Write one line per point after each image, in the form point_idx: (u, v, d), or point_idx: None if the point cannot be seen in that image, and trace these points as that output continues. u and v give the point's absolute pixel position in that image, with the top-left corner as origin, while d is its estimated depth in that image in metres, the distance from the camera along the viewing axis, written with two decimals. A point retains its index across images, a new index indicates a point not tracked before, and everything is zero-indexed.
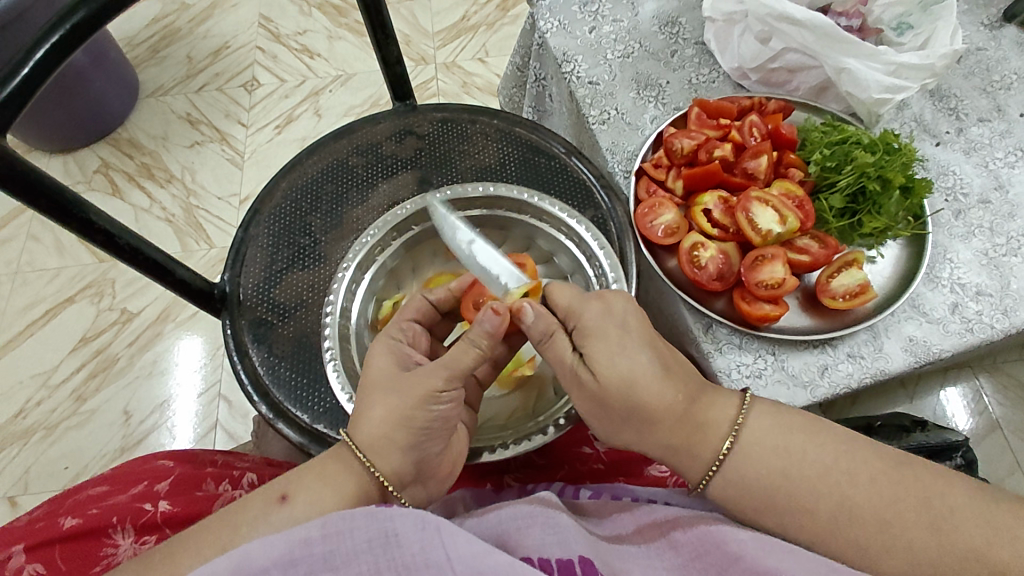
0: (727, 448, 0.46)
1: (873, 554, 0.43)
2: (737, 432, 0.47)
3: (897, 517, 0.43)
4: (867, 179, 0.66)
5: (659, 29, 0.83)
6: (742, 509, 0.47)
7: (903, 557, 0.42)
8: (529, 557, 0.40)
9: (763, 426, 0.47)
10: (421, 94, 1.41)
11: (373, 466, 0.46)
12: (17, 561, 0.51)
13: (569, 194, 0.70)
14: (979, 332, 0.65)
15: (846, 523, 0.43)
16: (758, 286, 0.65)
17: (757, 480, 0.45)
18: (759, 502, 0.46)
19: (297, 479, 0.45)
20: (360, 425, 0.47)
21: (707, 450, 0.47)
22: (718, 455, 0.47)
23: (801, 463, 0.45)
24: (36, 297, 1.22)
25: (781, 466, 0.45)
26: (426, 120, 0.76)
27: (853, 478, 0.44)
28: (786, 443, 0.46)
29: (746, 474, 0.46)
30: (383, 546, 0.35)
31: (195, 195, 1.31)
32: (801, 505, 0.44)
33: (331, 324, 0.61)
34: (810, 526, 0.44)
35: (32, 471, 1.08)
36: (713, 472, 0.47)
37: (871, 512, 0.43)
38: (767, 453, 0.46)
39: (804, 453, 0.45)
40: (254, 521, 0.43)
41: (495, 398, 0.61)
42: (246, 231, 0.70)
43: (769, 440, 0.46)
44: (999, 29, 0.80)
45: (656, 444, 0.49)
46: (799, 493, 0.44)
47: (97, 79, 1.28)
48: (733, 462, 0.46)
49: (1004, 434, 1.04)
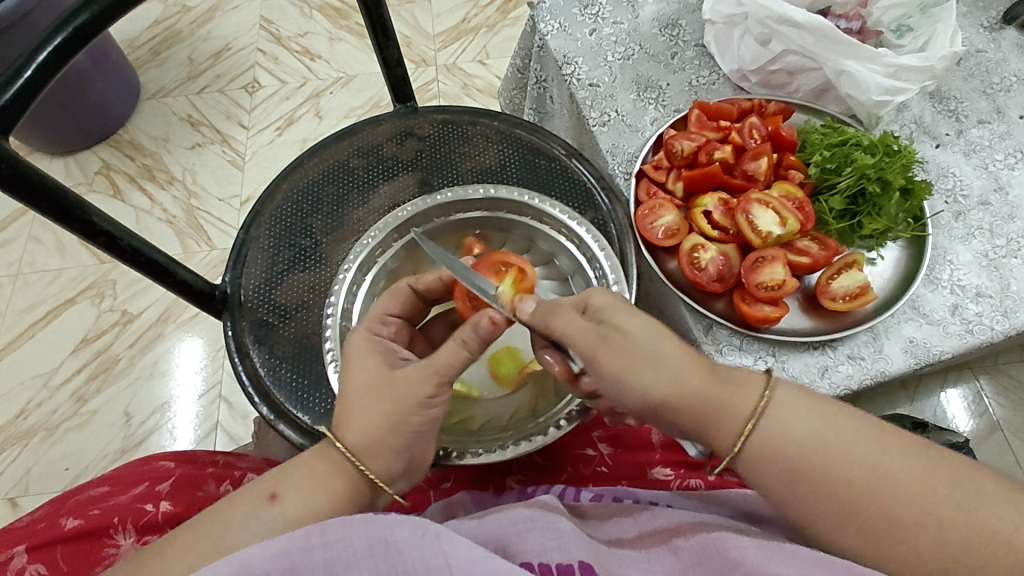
0: (759, 411, 0.44)
1: (904, 530, 0.40)
2: (768, 396, 0.44)
3: (928, 490, 0.40)
4: (867, 181, 0.66)
5: (659, 31, 0.83)
6: (764, 477, 0.43)
7: (933, 535, 0.40)
8: (528, 562, 0.40)
9: (786, 404, 0.44)
10: (421, 96, 1.41)
11: (360, 461, 0.46)
12: (18, 562, 0.51)
13: (570, 196, 0.70)
14: (979, 334, 0.65)
15: (878, 496, 0.40)
16: (757, 288, 0.66)
17: (790, 445, 0.42)
18: (789, 469, 0.42)
19: (286, 477, 0.45)
20: (349, 430, 0.47)
21: (741, 410, 0.44)
22: (750, 419, 0.44)
23: (834, 428, 0.42)
24: (38, 298, 1.22)
25: (816, 429, 0.42)
26: (426, 122, 0.76)
27: (886, 448, 0.42)
28: (815, 408, 0.43)
29: (765, 454, 0.43)
30: (383, 553, 0.35)
31: (196, 196, 1.31)
32: (835, 472, 0.41)
33: (331, 325, 0.61)
34: (843, 496, 0.41)
35: (33, 472, 1.08)
36: (745, 436, 0.44)
37: (898, 498, 0.40)
38: (800, 418, 0.43)
39: (827, 432, 0.42)
40: (244, 517, 0.43)
41: (522, 395, 0.59)
42: (247, 232, 0.70)
43: (793, 417, 0.43)
44: (998, 31, 0.80)
45: (692, 405, 0.45)
46: (822, 476, 0.42)
47: (98, 81, 1.28)
48: (766, 425, 0.43)
49: (1005, 435, 1.04)
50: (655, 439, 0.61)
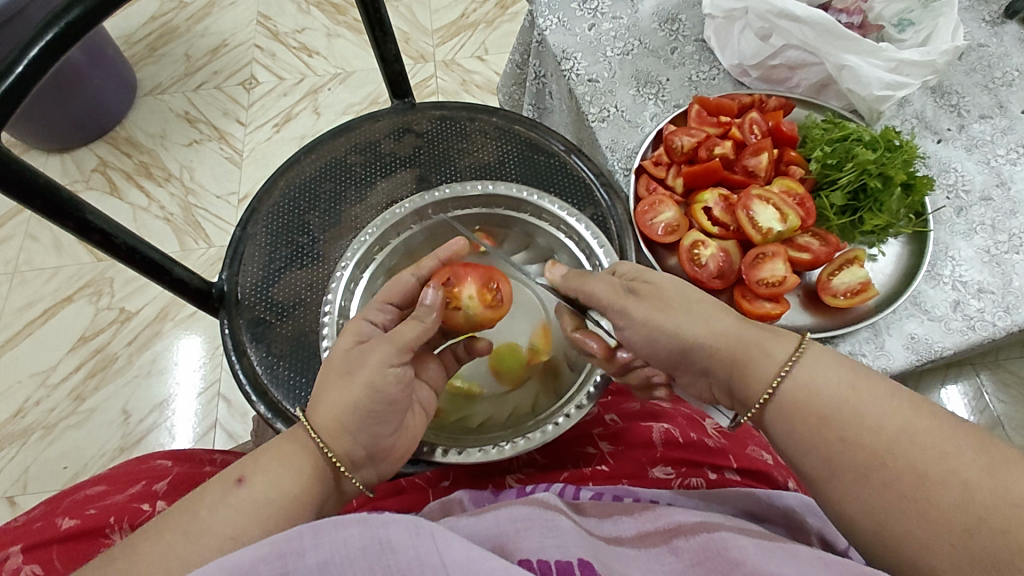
0: (788, 367, 0.45)
1: (928, 488, 0.39)
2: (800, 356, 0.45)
3: (957, 452, 0.39)
4: (869, 176, 0.66)
5: (659, 26, 0.83)
6: (788, 430, 0.44)
7: (957, 496, 0.38)
8: (526, 560, 0.40)
9: (820, 364, 0.44)
10: (420, 92, 1.40)
11: (327, 446, 0.47)
12: (14, 562, 0.51)
13: (569, 192, 0.70)
14: (981, 330, 0.64)
15: (902, 451, 0.40)
16: (758, 284, 0.65)
17: (816, 400, 0.43)
18: (813, 423, 0.43)
19: (253, 462, 0.46)
20: (318, 410, 0.48)
21: (767, 369, 0.46)
22: (776, 377, 0.45)
23: (863, 388, 0.43)
24: (35, 296, 1.22)
25: (845, 386, 0.43)
26: (424, 118, 0.75)
27: (916, 411, 0.41)
28: (849, 369, 0.44)
29: (791, 409, 0.44)
30: (377, 553, 0.35)
31: (194, 193, 1.31)
32: (858, 426, 0.42)
33: (329, 323, 0.60)
34: (865, 450, 0.41)
35: (31, 470, 1.08)
36: (771, 392, 0.45)
37: (923, 463, 0.40)
38: (829, 376, 0.44)
39: (857, 392, 0.43)
40: (212, 504, 0.44)
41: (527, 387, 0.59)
42: (244, 229, 0.69)
43: (825, 374, 0.44)
44: (1000, 25, 0.80)
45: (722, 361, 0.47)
46: (844, 432, 0.42)
47: (94, 77, 1.28)
48: (793, 381, 0.44)
49: (1006, 431, 1.04)
50: (657, 437, 0.59)
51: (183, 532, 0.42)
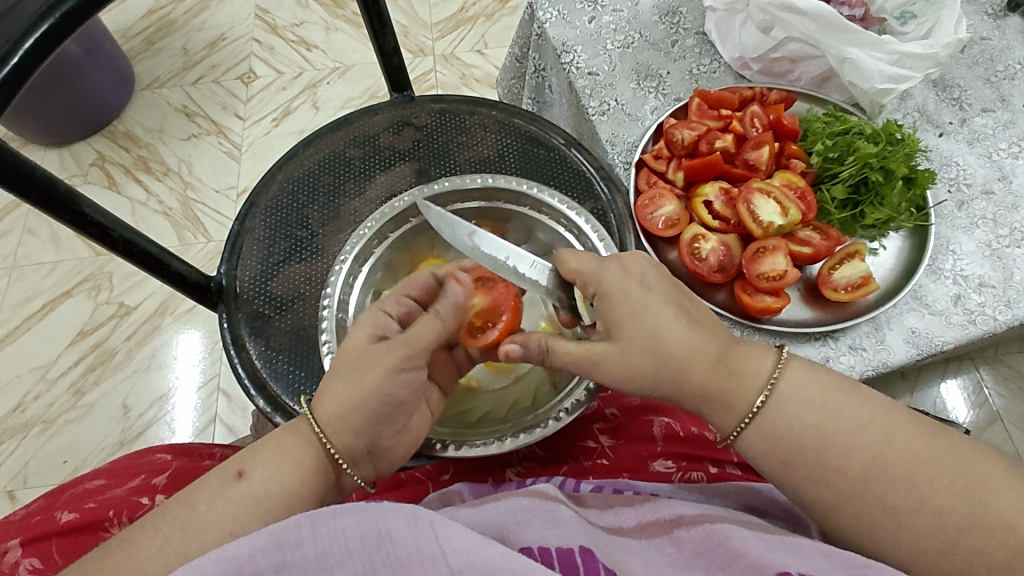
0: (761, 401, 0.46)
1: (901, 515, 0.42)
2: (773, 385, 0.46)
3: (928, 479, 0.41)
4: (870, 170, 0.66)
5: (659, 19, 0.82)
6: (763, 463, 0.46)
7: (929, 522, 0.41)
8: (528, 548, 0.40)
9: (801, 380, 0.46)
10: (420, 86, 1.40)
11: (328, 440, 0.47)
12: (13, 556, 0.51)
13: (569, 186, 0.69)
14: (982, 324, 0.64)
15: (876, 483, 0.42)
16: (758, 278, 0.65)
17: (790, 436, 0.45)
18: (788, 458, 0.45)
19: (252, 454, 0.46)
20: (322, 403, 0.48)
21: (743, 398, 0.47)
22: (752, 407, 0.46)
23: (835, 420, 0.44)
24: (34, 291, 1.22)
25: (816, 421, 0.44)
26: (423, 112, 0.75)
27: (887, 439, 0.43)
28: (821, 398, 0.45)
29: (767, 442, 0.46)
30: (376, 543, 0.35)
31: (192, 188, 1.30)
32: (832, 458, 0.43)
33: (328, 317, 0.60)
34: (839, 485, 0.43)
35: (31, 464, 1.08)
36: (747, 422, 0.46)
37: (895, 492, 0.42)
38: (801, 408, 0.45)
39: (831, 420, 0.44)
40: (211, 497, 0.43)
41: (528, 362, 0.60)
42: (242, 223, 0.69)
43: (806, 392, 0.45)
44: (1003, 18, 0.79)
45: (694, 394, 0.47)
46: (819, 467, 0.44)
47: (91, 70, 1.27)
48: (768, 415, 0.46)
49: (1006, 426, 1.04)
50: (657, 431, 0.59)
51: (182, 525, 0.42)
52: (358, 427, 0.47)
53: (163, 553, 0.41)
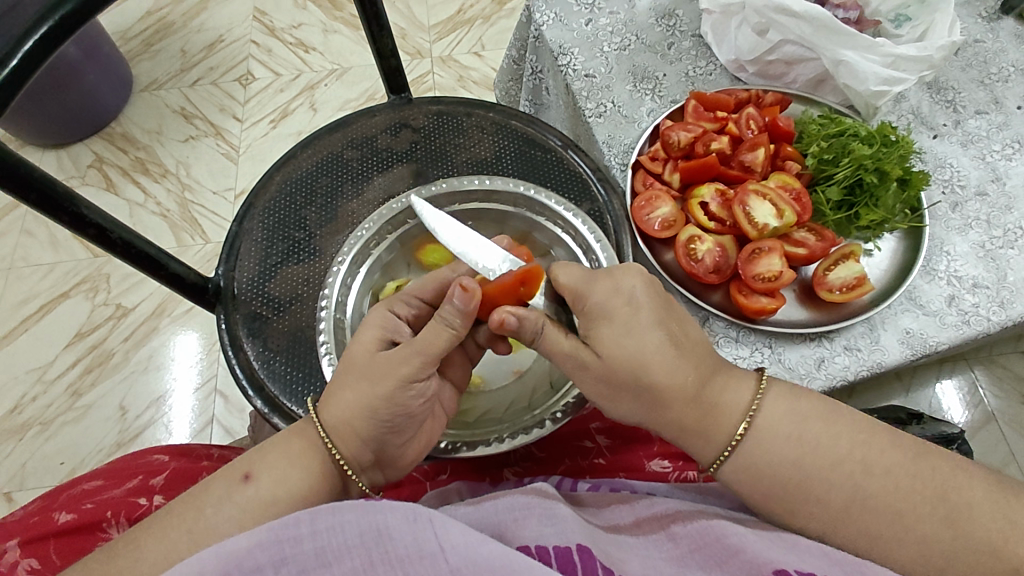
0: (744, 429, 0.46)
1: (885, 543, 0.42)
2: (753, 414, 0.46)
3: (912, 508, 0.42)
4: (865, 171, 0.66)
5: (656, 21, 0.83)
6: (748, 493, 0.46)
7: (914, 546, 0.42)
8: (526, 546, 0.39)
9: (782, 400, 0.47)
10: (417, 88, 1.40)
11: (337, 451, 0.47)
12: (10, 556, 0.51)
13: (566, 188, 0.70)
14: (976, 324, 0.64)
15: (857, 513, 0.43)
16: (755, 279, 0.65)
17: (766, 473, 0.45)
18: (769, 489, 0.45)
19: (261, 458, 0.46)
20: (328, 408, 0.48)
21: (739, 398, 0.47)
22: (735, 435, 0.46)
23: (817, 449, 0.44)
24: (31, 292, 1.22)
25: (792, 456, 0.44)
26: (421, 113, 0.75)
27: (867, 468, 0.43)
28: (801, 428, 0.45)
29: (745, 469, 0.45)
30: (374, 540, 0.35)
31: (190, 189, 1.30)
32: (814, 489, 0.43)
33: (325, 318, 0.60)
34: (817, 517, 0.44)
35: (28, 466, 1.08)
36: (728, 454, 0.46)
37: (876, 525, 0.42)
38: (778, 440, 0.45)
39: (810, 450, 0.44)
40: (209, 501, 0.44)
41: (530, 358, 0.61)
42: (240, 225, 0.69)
43: (797, 400, 0.46)
44: (996, 21, 0.80)
45: (684, 417, 0.47)
46: (810, 495, 0.44)
47: (89, 73, 1.28)
48: (760, 426, 0.46)
49: (1000, 426, 1.05)
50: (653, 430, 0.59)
51: (180, 527, 0.42)
52: (368, 433, 0.47)
53: (164, 559, 0.41)
